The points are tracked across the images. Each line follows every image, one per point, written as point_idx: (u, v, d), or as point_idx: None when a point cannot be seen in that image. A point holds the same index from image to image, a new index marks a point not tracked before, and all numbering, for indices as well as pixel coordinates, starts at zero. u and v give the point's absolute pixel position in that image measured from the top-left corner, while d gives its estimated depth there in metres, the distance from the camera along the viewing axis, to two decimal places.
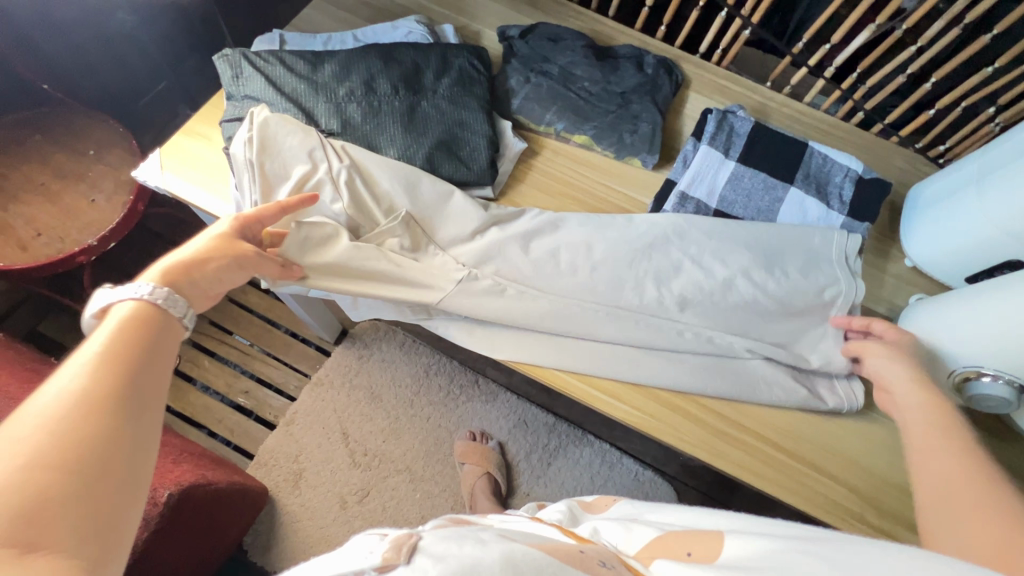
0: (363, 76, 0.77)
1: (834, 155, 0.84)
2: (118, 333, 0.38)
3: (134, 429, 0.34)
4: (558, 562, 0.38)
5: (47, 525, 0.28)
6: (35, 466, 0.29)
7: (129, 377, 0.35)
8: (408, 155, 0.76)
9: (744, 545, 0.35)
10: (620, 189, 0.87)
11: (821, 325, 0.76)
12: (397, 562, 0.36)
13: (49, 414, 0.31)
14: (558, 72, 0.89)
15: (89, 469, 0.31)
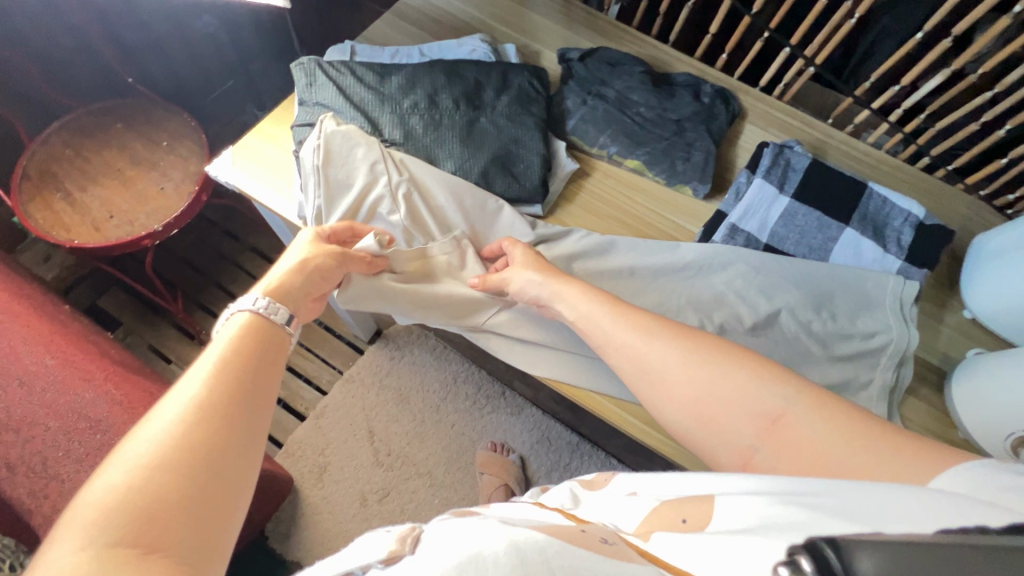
0: (426, 90, 0.80)
1: (894, 198, 0.82)
2: (226, 356, 0.44)
3: (237, 440, 0.39)
4: (560, 543, 0.37)
5: (163, 527, 0.33)
6: (159, 470, 0.35)
7: (233, 398, 0.41)
8: (463, 168, 0.78)
9: (745, 504, 0.35)
10: (669, 216, 0.87)
11: (869, 372, 0.73)
12: (402, 553, 0.39)
13: (167, 432, 0.37)
14: (614, 96, 0.90)
15: (200, 474, 0.36)
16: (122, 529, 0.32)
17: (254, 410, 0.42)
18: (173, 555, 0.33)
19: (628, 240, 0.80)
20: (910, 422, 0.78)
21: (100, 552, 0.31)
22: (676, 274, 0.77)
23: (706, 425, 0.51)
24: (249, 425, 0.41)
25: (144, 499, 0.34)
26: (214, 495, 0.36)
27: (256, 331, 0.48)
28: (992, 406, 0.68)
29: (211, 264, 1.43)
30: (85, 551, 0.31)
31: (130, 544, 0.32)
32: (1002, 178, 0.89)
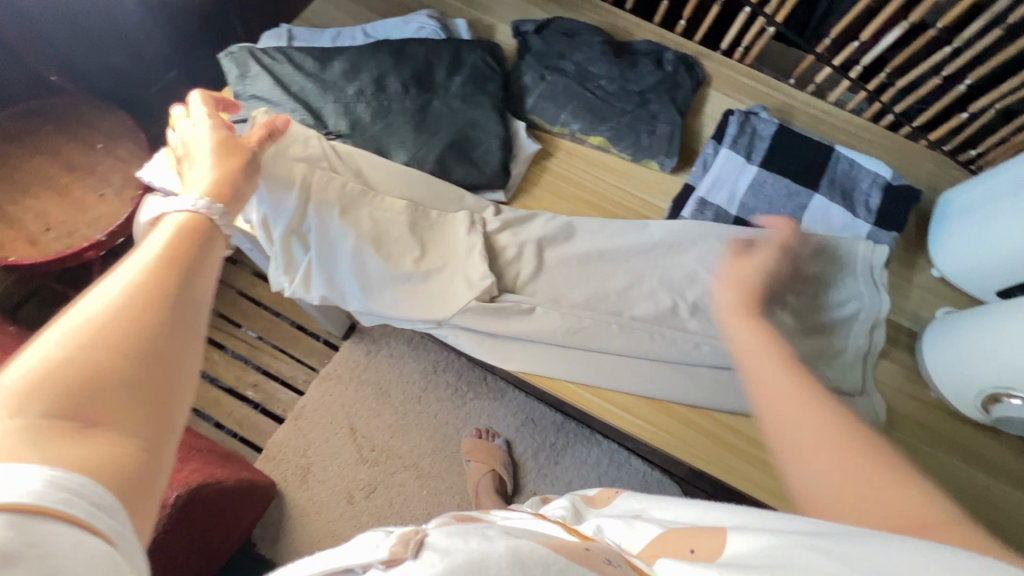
0: (372, 75, 0.74)
1: (861, 160, 0.81)
2: (171, 238, 0.39)
3: (191, 316, 0.36)
4: (566, 560, 0.38)
5: (104, 403, 0.30)
6: (101, 339, 0.31)
7: (182, 281, 0.36)
8: (418, 157, 0.73)
9: (749, 541, 0.34)
10: (636, 193, 0.84)
11: (845, 340, 0.73)
12: (405, 556, 0.38)
13: (113, 299, 0.33)
14: (574, 70, 0.85)
15: (151, 348, 0.33)
16: (59, 402, 0.29)
17: (205, 298, 0.38)
18: (119, 435, 0.30)
19: (597, 222, 0.77)
20: (885, 385, 0.78)
21: (32, 425, 0.28)
22: (647, 253, 0.75)
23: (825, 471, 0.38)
24: (201, 311, 0.37)
25: (84, 371, 0.30)
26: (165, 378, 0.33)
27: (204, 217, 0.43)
28: (960, 364, 0.69)
29: None
30: (14, 421, 0.27)
31: (66, 420, 0.29)
32: (963, 132, 0.89)
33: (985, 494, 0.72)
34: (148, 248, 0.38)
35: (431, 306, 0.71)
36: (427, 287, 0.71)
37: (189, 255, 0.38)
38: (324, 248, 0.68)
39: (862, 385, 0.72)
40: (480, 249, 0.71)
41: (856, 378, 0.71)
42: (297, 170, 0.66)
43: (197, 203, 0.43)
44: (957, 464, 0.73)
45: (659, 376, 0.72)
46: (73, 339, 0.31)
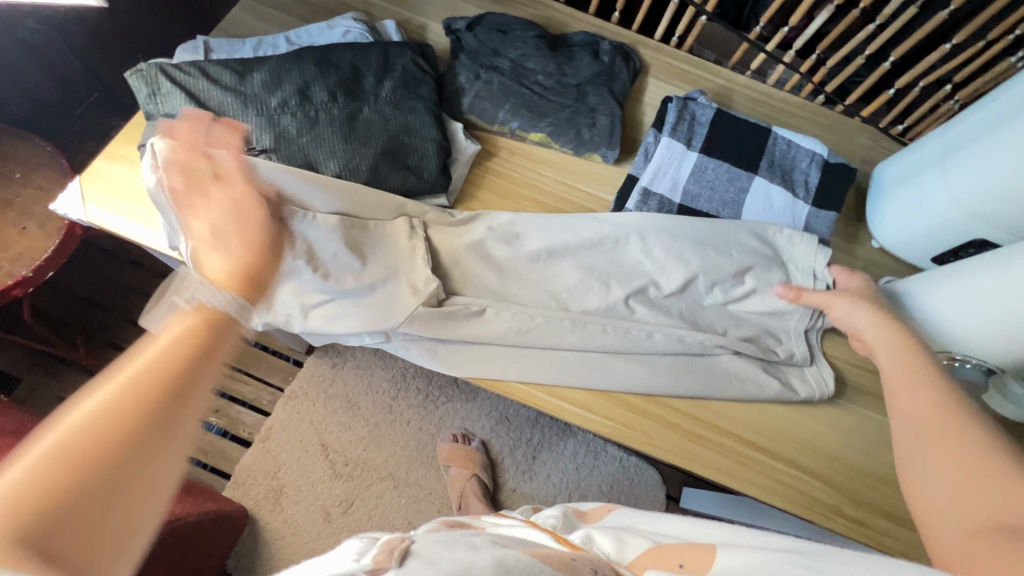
0: (296, 85, 0.71)
1: (797, 140, 0.82)
2: (174, 338, 0.40)
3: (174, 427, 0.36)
4: (548, 568, 0.43)
5: (61, 522, 0.30)
6: (72, 453, 0.32)
7: (168, 393, 0.37)
8: (351, 167, 0.70)
9: (733, 557, 0.42)
10: (583, 187, 0.83)
11: (785, 313, 0.74)
12: (389, 565, 0.41)
13: (94, 409, 0.34)
14: (509, 66, 0.84)
15: (122, 464, 0.33)
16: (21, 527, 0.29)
17: (192, 407, 0.38)
18: (69, 557, 0.30)
19: (540, 217, 0.76)
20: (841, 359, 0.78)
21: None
22: (592, 249, 0.75)
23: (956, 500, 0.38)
24: (184, 425, 0.37)
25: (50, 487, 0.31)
26: (131, 501, 0.33)
27: (215, 315, 0.43)
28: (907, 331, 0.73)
29: (113, 298, 1.36)
30: None
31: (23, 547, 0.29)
32: (895, 107, 0.92)
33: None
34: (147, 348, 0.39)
35: (374, 320, 0.68)
36: (368, 303, 0.68)
37: (186, 361, 0.39)
38: (258, 274, 0.63)
39: (808, 359, 0.73)
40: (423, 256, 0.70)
41: (802, 350, 0.73)
42: None
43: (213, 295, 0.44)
44: None
45: (615, 370, 0.72)
46: (46, 457, 0.31)
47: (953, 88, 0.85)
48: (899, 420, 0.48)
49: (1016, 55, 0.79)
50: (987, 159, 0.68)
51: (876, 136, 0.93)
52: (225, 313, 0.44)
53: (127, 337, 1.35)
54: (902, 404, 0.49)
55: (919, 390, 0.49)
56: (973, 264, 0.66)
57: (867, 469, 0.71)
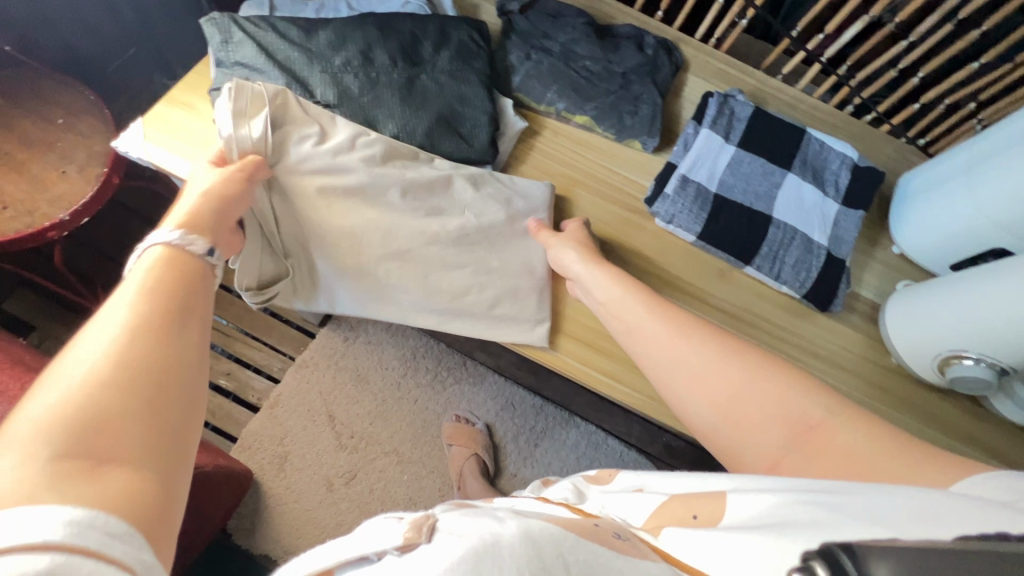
0: (359, 46, 0.74)
1: (830, 142, 0.86)
2: (152, 272, 0.40)
3: (184, 345, 0.37)
4: (574, 535, 0.39)
5: (110, 439, 0.31)
6: (95, 381, 0.32)
7: (179, 317, 0.38)
8: (407, 129, 0.73)
9: (747, 502, 0.37)
10: (621, 171, 0.86)
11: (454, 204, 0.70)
12: (418, 541, 0.39)
13: (107, 346, 0.34)
14: (559, 50, 0.87)
15: (144, 383, 0.33)
16: (71, 444, 0.30)
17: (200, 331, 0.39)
18: (131, 472, 0.30)
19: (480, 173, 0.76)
20: (851, 354, 0.84)
21: (46, 471, 0.28)
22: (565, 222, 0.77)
23: (733, 420, 0.46)
24: (200, 338, 0.38)
25: (88, 413, 0.31)
26: (177, 418, 0.34)
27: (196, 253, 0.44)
28: (925, 326, 0.76)
29: (133, 255, 1.37)
30: (29, 471, 0.28)
31: (78, 461, 0.29)
32: (918, 122, 0.95)
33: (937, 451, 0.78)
34: (130, 289, 0.38)
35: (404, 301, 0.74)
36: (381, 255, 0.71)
37: (192, 295, 0.41)
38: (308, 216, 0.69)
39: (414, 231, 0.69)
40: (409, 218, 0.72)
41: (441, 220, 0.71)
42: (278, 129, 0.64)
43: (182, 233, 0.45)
44: (914, 422, 0.80)
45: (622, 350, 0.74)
46: (84, 385, 0.32)
47: (977, 106, 0.88)
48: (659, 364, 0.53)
49: None
50: (1009, 167, 0.72)
51: (901, 148, 0.98)
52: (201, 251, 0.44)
53: None
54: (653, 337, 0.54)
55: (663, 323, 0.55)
56: (997, 268, 0.69)
57: None
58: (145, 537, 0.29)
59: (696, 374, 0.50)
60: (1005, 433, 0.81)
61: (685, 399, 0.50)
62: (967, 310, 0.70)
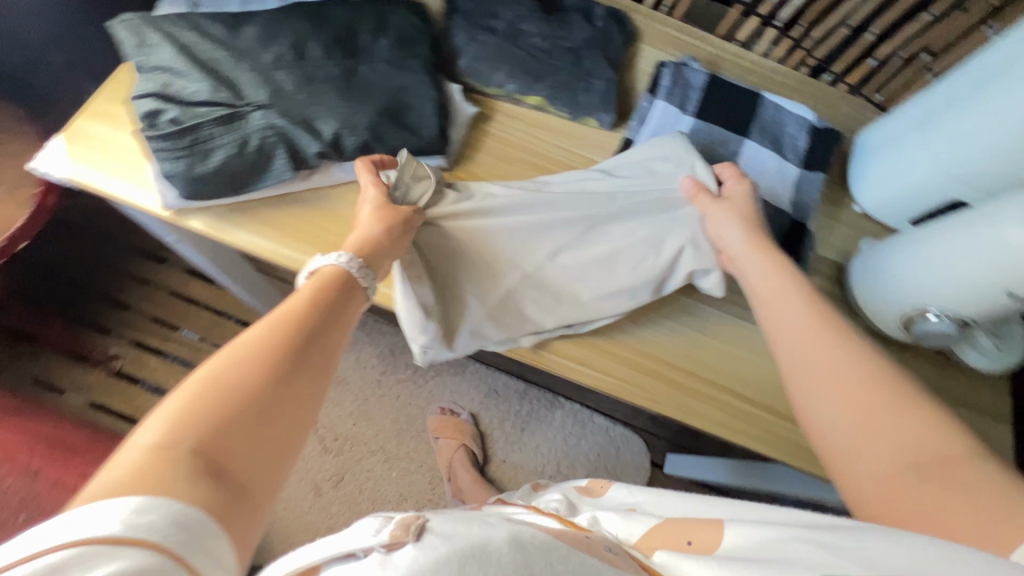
0: (290, 41, 0.69)
1: (786, 105, 0.85)
2: (311, 290, 0.50)
3: (311, 357, 0.44)
4: (566, 545, 0.40)
5: (237, 420, 0.37)
6: (238, 368, 0.39)
7: (311, 329, 0.46)
8: (350, 123, 0.68)
9: (743, 534, 0.37)
10: (579, 150, 0.84)
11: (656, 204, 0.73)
12: (405, 539, 0.36)
13: (255, 342, 0.42)
14: (506, 29, 0.83)
15: (272, 381, 0.40)
16: (206, 414, 0.36)
17: (325, 344, 0.46)
18: (235, 457, 0.35)
19: (639, 152, 0.75)
20: None
21: (182, 432, 0.35)
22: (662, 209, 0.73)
23: (860, 438, 0.44)
24: (322, 352, 0.45)
25: (226, 394, 0.37)
26: (279, 431, 0.39)
27: (342, 284, 0.53)
28: (887, 285, 0.77)
29: (86, 275, 1.31)
30: (171, 429, 0.35)
31: (201, 456, 0.34)
32: (874, 79, 0.95)
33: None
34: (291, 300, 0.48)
35: (521, 321, 0.74)
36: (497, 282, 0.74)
37: (327, 322, 0.48)
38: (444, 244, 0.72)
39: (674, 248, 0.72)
40: (547, 215, 0.73)
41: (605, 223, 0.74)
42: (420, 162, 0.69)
43: (341, 259, 0.55)
44: None
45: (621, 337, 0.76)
46: (227, 367, 0.39)
47: (930, 58, 0.88)
48: (788, 358, 0.53)
49: (987, 26, 0.82)
50: (961, 121, 0.71)
51: (859, 106, 0.97)
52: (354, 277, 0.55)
53: (104, 316, 1.30)
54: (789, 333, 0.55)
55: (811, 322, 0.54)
56: (952, 221, 0.69)
57: None
58: (224, 532, 0.32)
59: (825, 381, 0.49)
60: (971, 380, 0.83)
61: (808, 399, 0.49)
62: (927, 267, 0.71)
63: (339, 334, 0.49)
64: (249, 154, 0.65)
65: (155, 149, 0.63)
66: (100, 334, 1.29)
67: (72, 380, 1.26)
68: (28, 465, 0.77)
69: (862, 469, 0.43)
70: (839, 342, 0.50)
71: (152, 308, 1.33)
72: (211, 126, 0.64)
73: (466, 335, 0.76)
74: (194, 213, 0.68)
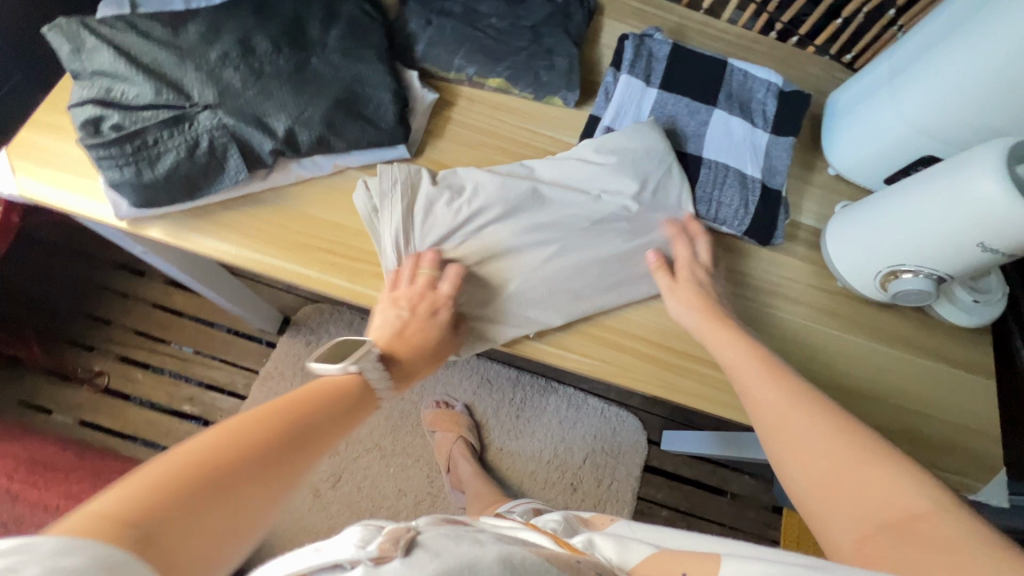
0: (235, 36, 0.67)
1: (753, 71, 0.83)
2: (317, 389, 0.51)
3: (292, 464, 0.42)
4: (557, 569, 0.37)
5: (192, 518, 0.34)
6: (213, 457, 0.38)
7: (301, 432, 0.45)
8: (304, 119, 0.66)
9: (743, 569, 0.37)
10: (544, 131, 0.82)
11: (638, 198, 0.74)
12: (394, 554, 0.36)
13: (238, 433, 0.41)
14: (462, 10, 0.81)
15: (241, 481, 0.38)
16: (159, 500, 0.34)
17: (313, 450, 0.45)
18: (170, 557, 0.32)
19: (625, 138, 0.75)
20: (797, 282, 0.84)
21: (132, 513, 0.32)
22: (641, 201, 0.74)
23: (832, 492, 0.44)
24: (306, 459, 0.44)
25: (191, 484, 0.36)
26: (231, 528, 0.36)
27: (353, 389, 0.53)
28: (863, 247, 0.76)
29: (64, 293, 1.29)
30: (123, 507, 0.32)
31: (135, 538, 0.31)
32: (841, 37, 0.93)
33: (926, 427, 0.78)
34: (295, 395, 0.48)
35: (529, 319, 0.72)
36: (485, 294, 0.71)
37: (326, 416, 0.48)
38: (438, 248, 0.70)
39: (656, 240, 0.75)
40: (538, 216, 0.72)
41: (590, 219, 0.73)
42: (407, 178, 0.69)
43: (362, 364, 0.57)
44: (867, 340, 0.81)
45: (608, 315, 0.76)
46: (205, 451, 0.38)
47: (895, 12, 0.86)
48: (759, 407, 0.54)
49: None
50: (930, 74, 0.70)
51: (827, 67, 0.96)
52: (376, 386, 0.56)
53: (86, 333, 1.29)
54: (760, 391, 0.55)
55: (775, 384, 0.55)
56: (926, 175, 0.68)
57: (865, 388, 0.79)
58: None
59: (796, 440, 0.49)
60: (956, 337, 0.83)
61: (780, 457, 0.49)
62: (904, 227, 0.69)
63: (333, 441, 0.48)
64: (199, 156, 0.63)
65: (99, 157, 0.62)
66: (83, 351, 1.28)
67: (58, 400, 1.25)
68: (7, 488, 0.75)
69: (836, 516, 0.43)
70: (793, 397, 0.52)
71: (133, 321, 1.31)
72: (156, 129, 0.62)
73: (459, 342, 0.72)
74: (151, 222, 0.66)
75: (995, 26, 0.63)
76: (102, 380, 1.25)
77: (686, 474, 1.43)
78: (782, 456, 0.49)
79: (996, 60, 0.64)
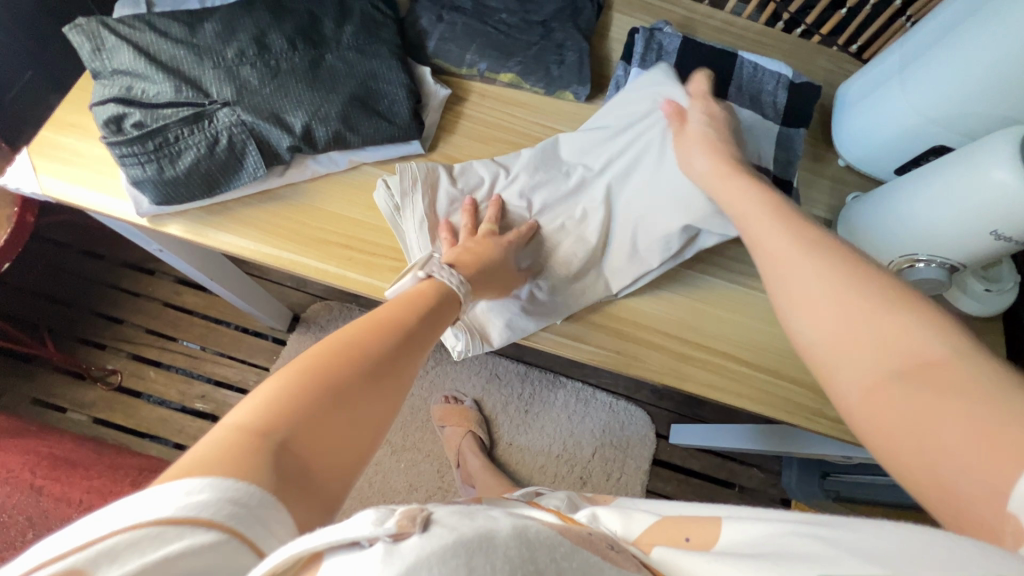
0: (251, 34, 0.68)
1: (763, 63, 0.83)
2: (400, 305, 0.56)
3: (389, 374, 0.48)
4: (571, 542, 0.36)
5: (318, 422, 0.41)
6: (322, 372, 0.44)
7: (390, 347, 0.50)
8: (318, 115, 0.67)
9: (742, 531, 0.37)
10: (554, 125, 0.83)
11: (627, 174, 0.72)
12: (412, 530, 0.31)
13: (337, 349, 0.46)
14: (472, 6, 0.82)
15: (348, 391, 0.44)
16: (289, 411, 0.40)
17: (402, 360, 0.50)
18: (311, 452, 0.39)
19: (610, 113, 0.73)
20: None
21: (268, 423, 0.39)
22: (635, 176, 0.72)
23: (843, 347, 0.44)
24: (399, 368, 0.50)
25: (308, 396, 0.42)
26: (351, 428, 0.43)
27: (432, 299, 0.58)
28: (878, 235, 0.76)
29: (76, 293, 1.30)
30: (262, 418, 0.39)
31: (277, 440, 0.38)
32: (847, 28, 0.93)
33: None
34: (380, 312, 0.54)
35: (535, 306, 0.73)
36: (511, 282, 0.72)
37: (411, 333, 0.53)
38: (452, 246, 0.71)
39: (657, 213, 0.71)
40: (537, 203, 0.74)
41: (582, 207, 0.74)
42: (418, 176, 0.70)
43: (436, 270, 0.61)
44: None
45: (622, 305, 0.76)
46: (313, 367, 0.44)
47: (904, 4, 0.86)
48: (766, 255, 0.52)
49: None
50: (943, 63, 0.70)
51: (836, 59, 0.96)
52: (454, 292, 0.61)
53: (98, 331, 1.30)
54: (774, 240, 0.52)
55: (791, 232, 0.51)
56: (939, 164, 0.68)
57: None
58: (276, 509, 0.35)
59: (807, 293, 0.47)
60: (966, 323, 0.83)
61: (786, 308, 0.48)
62: (920, 215, 0.69)
63: (420, 351, 0.53)
64: (219, 152, 0.64)
65: (121, 155, 0.62)
66: (96, 350, 1.29)
67: (72, 398, 1.26)
68: (31, 483, 0.76)
69: (849, 367, 0.43)
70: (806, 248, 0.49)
71: (145, 320, 1.32)
72: (177, 126, 0.63)
73: (499, 325, 0.72)
74: (170, 218, 0.67)
75: (1009, 14, 0.63)
76: (115, 378, 1.26)
77: (695, 467, 1.43)
78: (788, 309, 0.48)
79: (1008, 48, 0.64)
